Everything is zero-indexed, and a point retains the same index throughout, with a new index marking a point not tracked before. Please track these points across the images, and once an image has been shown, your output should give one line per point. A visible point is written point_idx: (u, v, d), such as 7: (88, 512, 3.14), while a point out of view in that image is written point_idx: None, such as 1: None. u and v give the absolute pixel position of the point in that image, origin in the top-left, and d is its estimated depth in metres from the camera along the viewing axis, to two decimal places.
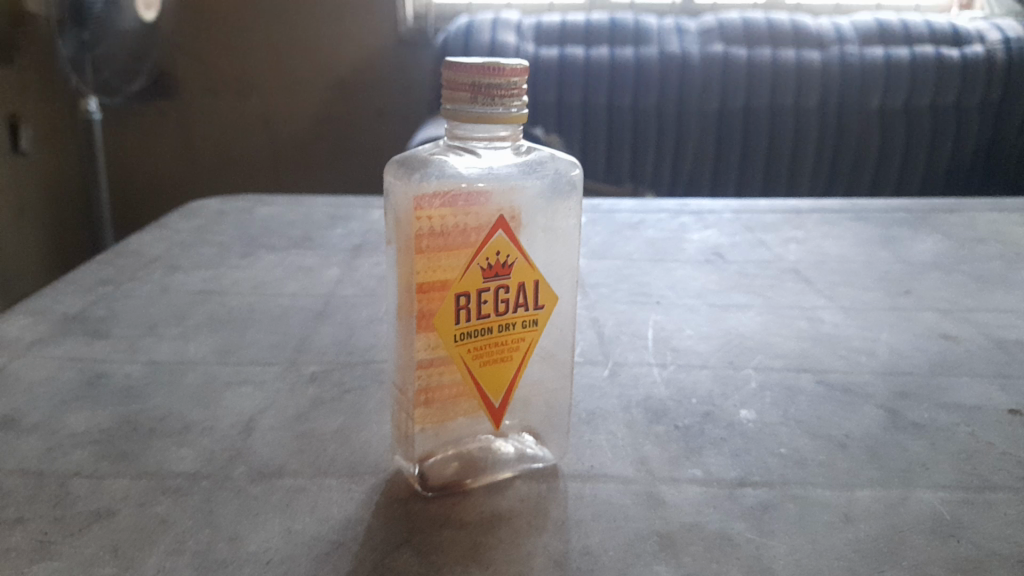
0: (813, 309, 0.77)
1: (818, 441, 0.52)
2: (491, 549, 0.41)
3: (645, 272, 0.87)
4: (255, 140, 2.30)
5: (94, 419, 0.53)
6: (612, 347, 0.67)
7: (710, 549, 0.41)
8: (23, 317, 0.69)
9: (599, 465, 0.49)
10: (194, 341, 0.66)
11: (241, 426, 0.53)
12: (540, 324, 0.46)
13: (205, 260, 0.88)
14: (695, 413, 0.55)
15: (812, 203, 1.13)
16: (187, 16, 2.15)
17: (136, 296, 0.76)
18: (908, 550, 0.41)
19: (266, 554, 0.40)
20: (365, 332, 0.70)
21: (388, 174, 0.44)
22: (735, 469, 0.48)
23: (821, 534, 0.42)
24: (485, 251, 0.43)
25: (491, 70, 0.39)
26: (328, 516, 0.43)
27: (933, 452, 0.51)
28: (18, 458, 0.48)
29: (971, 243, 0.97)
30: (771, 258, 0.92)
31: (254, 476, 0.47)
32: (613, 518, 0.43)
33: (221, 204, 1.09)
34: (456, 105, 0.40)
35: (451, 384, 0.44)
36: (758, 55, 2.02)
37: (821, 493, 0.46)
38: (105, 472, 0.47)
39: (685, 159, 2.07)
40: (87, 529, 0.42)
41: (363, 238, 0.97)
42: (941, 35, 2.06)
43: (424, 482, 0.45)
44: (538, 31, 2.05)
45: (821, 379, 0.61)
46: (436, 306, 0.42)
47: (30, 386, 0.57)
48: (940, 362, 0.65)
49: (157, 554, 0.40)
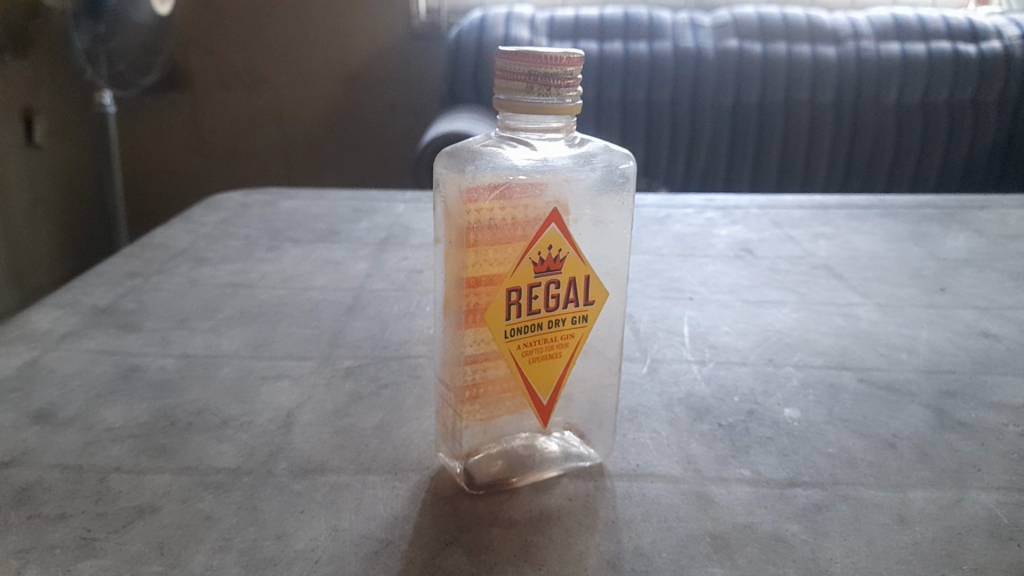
0: (848, 306, 0.75)
1: (865, 440, 0.51)
2: (542, 549, 0.40)
3: (676, 267, 0.86)
4: (268, 133, 2.29)
5: (130, 413, 0.53)
6: (649, 343, 0.66)
7: (766, 551, 0.40)
8: (53, 310, 0.69)
9: (646, 464, 0.48)
10: (225, 335, 0.66)
11: (279, 421, 0.52)
12: (591, 320, 0.45)
13: (230, 253, 0.87)
14: (738, 411, 0.54)
15: (839, 199, 1.11)
16: (201, 9, 2.15)
17: (164, 289, 0.75)
18: (967, 553, 0.40)
19: (313, 552, 0.39)
20: (398, 326, 0.69)
21: (438, 165, 0.43)
22: (784, 469, 0.48)
23: (878, 536, 0.41)
24: (536, 246, 0.42)
25: (547, 59, 0.39)
26: (374, 515, 0.42)
27: (984, 453, 0.50)
28: (57, 453, 0.48)
29: (1002, 240, 0.96)
30: (802, 253, 0.91)
31: (297, 472, 0.46)
32: (664, 518, 0.43)
33: (243, 197, 1.09)
34: (510, 94, 0.39)
35: (499, 379, 0.44)
36: (772, 50, 2.01)
37: (873, 495, 0.45)
38: (145, 466, 0.47)
39: (699, 155, 2.04)
40: (131, 527, 0.41)
41: (388, 232, 0.96)
42: (958, 30, 2.04)
43: (469, 479, 0.44)
44: (552, 25, 2.04)
45: (863, 377, 0.60)
46: (486, 301, 0.42)
47: (64, 379, 0.57)
48: (982, 360, 0.64)
49: (203, 552, 0.39)
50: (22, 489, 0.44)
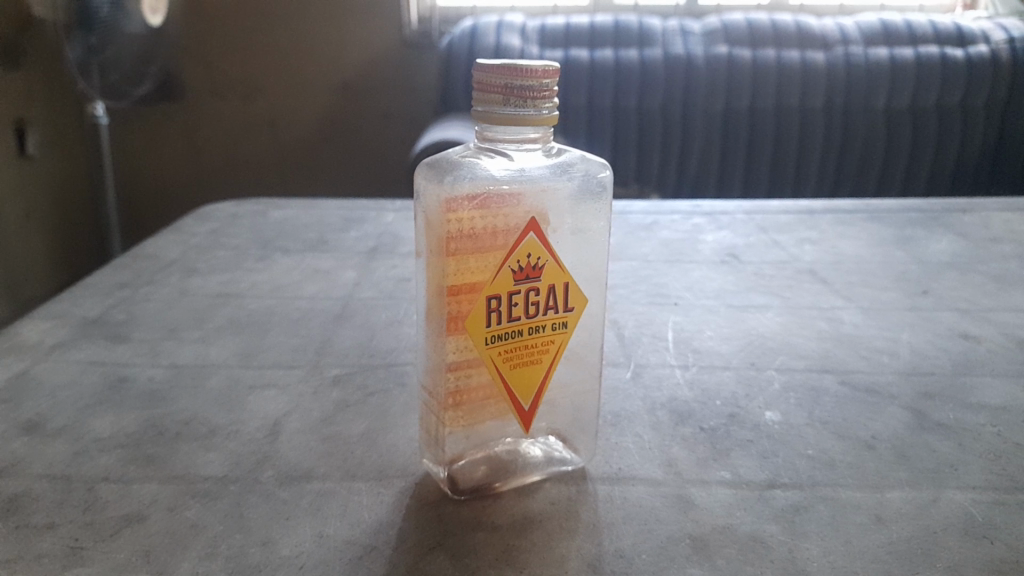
0: (832, 310, 0.76)
1: (845, 442, 0.52)
2: (524, 553, 0.40)
3: (663, 273, 0.87)
4: (261, 142, 2.30)
5: (119, 423, 0.53)
6: (633, 348, 0.66)
7: (744, 551, 0.41)
8: (44, 322, 0.69)
9: (628, 468, 0.48)
10: (215, 345, 0.66)
11: (266, 429, 0.53)
12: (570, 327, 0.46)
13: (221, 263, 0.87)
14: (720, 415, 0.55)
15: (826, 204, 1.12)
16: (193, 19, 2.16)
17: (154, 300, 0.76)
18: (942, 551, 0.41)
19: (299, 558, 0.40)
20: (386, 334, 0.70)
21: (418, 176, 0.44)
22: (764, 471, 0.48)
23: (855, 535, 0.42)
24: (515, 254, 0.43)
25: (523, 71, 0.39)
26: (359, 521, 0.43)
27: (961, 453, 0.51)
28: (46, 463, 0.48)
29: (986, 243, 0.97)
30: (787, 258, 0.92)
31: (283, 480, 0.47)
32: (645, 521, 0.43)
33: (234, 207, 1.10)
34: (488, 106, 0.40)
35: (481, 386, 0.44)
36: (762, 56, 2.02)
37: (851, 495, 0.46)
38: (134, 476, 0.47)
39: (691, 160, 2.06)
40: (118, 535, 0.42)
41: (378, 241, 0.97)
42: (946, 35, 2.06)
43: (454, 485, 0.45)
44: (543, 33, 2.05)
45: (844, 379, 0.61)
46: (467, 309, 0.43)
47: (53, 391, 0.58)
48: (962, 362, 0.65)
49: (190, 560, 0.40)
50: (11, 500, 0.45)
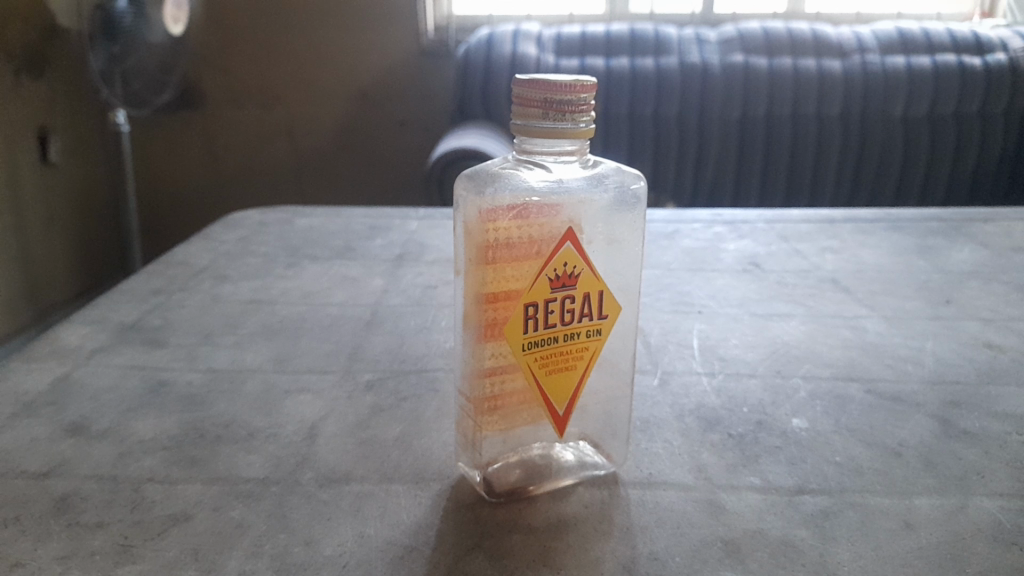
0: (855, 319, 0.77)
1: (872, 449, 0.53)
2: (561, 555, 0.41)
3: (685, 281, 0.88)
4: (279, 149, 2.32)
5: (161, 426, 0.55)
6: (659, 356, 0.67)
7: (776, 555, 0.42)
8: (82, 327, 0.71)
9: (659, 473, 0.49)
10: (249, 350, 0.68)
11: (304, 433, 0.54)
12: (605, 334, 0.47)
13: (250, 270, 0.89)
14: (748, 421, 0.56)
15: (846, 212, 1.13)
16: (214, 29, 2.20)
17: (188, 306, 0.78)
18: (971, 556, 0.42)
19: (342, 558, 0.41)
20: (416, 340, 0.71)
21: (458, 188, 0.46)
22: (792, 477, 0.49)
23: (884, 541, 0.43)
24: (553, 262, 0.44)
25: (561, 86, 0.41)
26: (399, 522, 0.44)
27: (988, 460, 0.51)
28: (92, 464, 0.50)
29: (1008, 253, 0.97)
30: (809, 267, 0.93)
31: (322, 482, 0.48)
32: (677, 525, 0.44)
33: (261, 214, 1.11)
34: (527, 120, 0.42)
35: (518, 391, 0.46)
36: (778, 64, 2.03)
37: (880, 501, 0.47)
38: (177, 477, 0.48)
39: (708, 169, 2.06)
40: (166, 534, 0.43)
41: (403, 248, 0.98)
42: (963, 43, 2.06)
43: (489, 488, 0.46)
44: (560, 42, 2.07)
45: (869, 388, 0.62)
46: (506, 315, 0.44)
47: (96, 394, 0.59)
48: (987, 371, 0.65)
49: (237, 558, 0.41)
50: (61, 499, 0.46)
